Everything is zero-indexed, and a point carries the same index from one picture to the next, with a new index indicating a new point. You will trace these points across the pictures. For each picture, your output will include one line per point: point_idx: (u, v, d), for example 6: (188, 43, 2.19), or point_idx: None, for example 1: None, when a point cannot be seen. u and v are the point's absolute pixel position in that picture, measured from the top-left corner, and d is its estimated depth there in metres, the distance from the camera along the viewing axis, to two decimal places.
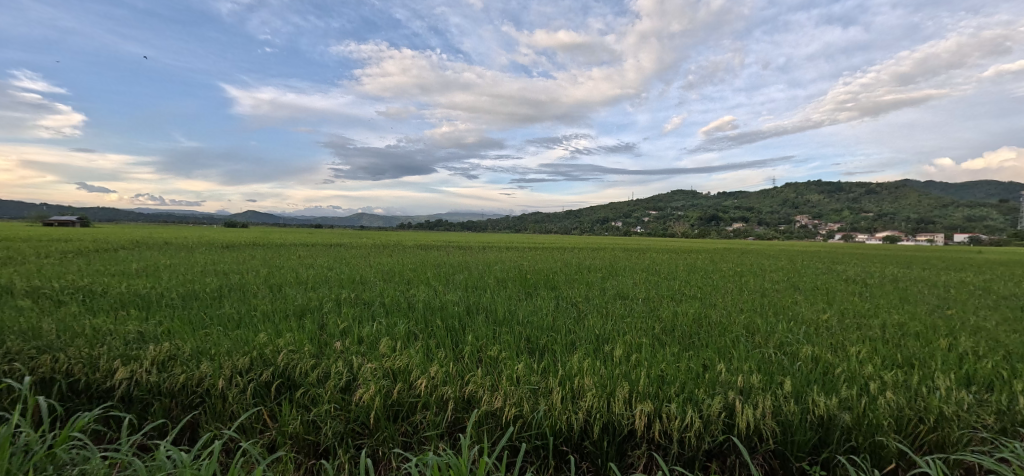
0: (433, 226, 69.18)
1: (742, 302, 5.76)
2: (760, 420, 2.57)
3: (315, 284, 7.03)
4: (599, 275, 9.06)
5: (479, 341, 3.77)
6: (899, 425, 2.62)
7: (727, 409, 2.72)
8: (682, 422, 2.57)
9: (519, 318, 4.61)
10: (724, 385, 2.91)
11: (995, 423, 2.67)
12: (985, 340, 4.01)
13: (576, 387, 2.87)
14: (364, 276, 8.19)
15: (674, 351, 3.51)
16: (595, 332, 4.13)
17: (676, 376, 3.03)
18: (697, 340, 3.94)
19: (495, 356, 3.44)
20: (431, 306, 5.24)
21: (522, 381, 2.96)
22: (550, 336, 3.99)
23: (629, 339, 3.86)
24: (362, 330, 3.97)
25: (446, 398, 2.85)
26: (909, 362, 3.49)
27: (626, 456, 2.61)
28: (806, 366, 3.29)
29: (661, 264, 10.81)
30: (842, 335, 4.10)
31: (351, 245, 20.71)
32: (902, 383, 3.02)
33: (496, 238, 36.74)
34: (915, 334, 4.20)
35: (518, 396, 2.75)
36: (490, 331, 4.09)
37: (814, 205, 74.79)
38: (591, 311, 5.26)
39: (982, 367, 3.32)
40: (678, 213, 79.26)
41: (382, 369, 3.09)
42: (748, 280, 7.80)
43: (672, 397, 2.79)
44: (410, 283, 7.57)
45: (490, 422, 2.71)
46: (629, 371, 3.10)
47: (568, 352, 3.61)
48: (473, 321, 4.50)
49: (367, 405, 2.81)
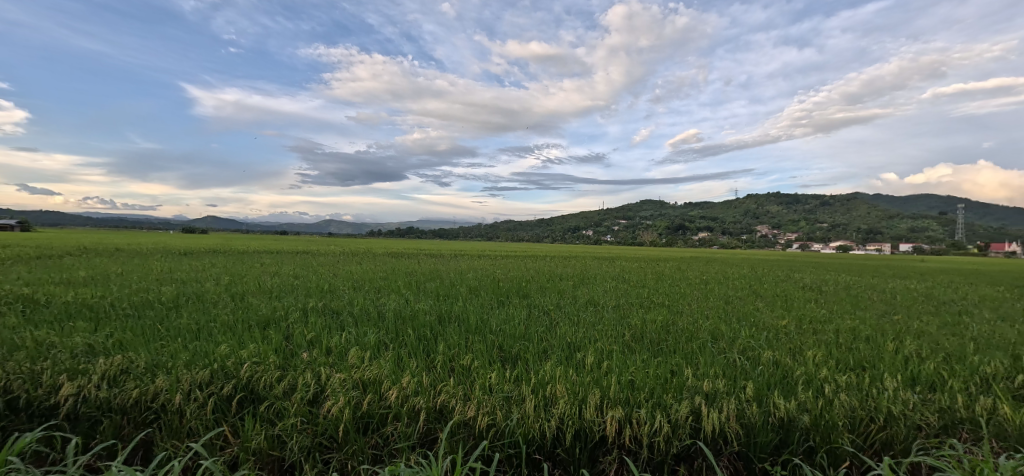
0: (402, 234, 68.63)
1: (708, 309, 5.96)
2: (725, 424, 2.71)
3: (279, 293, 6.89)
4: (571, 283, 9.21)
5: (451, 351, 3.81)
6: (853, 425, 2.81)
7: (694, 413, 2.85)
8: (651, 427, 2.68)
9: (492, 327, 4.67)
10: (690, 390, 3.05)
11: (937, 421, 2.88)
12: (927, 343, 4.30)
13: (548, 395, 2.96)
14: (333, 284, 8.07)
15: (643, 358, 3.64)
16: (567, 340, 4.22)
17: (645, 382, 3.16)
18: (665, 346, 4.10)
19: (467, 365, 3.49)
20: (402, 315, 5.23)
21: (495, 389, 3.02)
22: (522, 344, 4.06)
23: (599, 346, 3.98)
24: (330, 340, 3.94)
25: (418, 409, 2.88)
26: (860, 365, 3.72)
27: (598, 463, 2.68)
28: (767, 370, 3.47)
29: (629, 272, 11.13)
30: (800, 340, 4.34)
31: (318, 253, 20.49)
32: (854, 385, 3.23)
33: (465, 245, 36.98)
34: (865, 339, 4.47)
35: (491, 405, 2.82)
36: (463, 340, 4.14)
37: (774, 216, 78.01)
38: (561, 319, 5.37)
39: (926, 368, 3.58)
40: (645, 223, 81.27)
41: (352, 381, 3.09)
42: (713, 288, 8.07)
43: (642, 402, 2.92)
44: (380, 292, 7.51)
45: (463, 432, 2.76)
46: (600, 378, 3.20)
47: (540, 360, 3.69)
48: (445, 330, 4.54)
49: (336, 418, 2.81)
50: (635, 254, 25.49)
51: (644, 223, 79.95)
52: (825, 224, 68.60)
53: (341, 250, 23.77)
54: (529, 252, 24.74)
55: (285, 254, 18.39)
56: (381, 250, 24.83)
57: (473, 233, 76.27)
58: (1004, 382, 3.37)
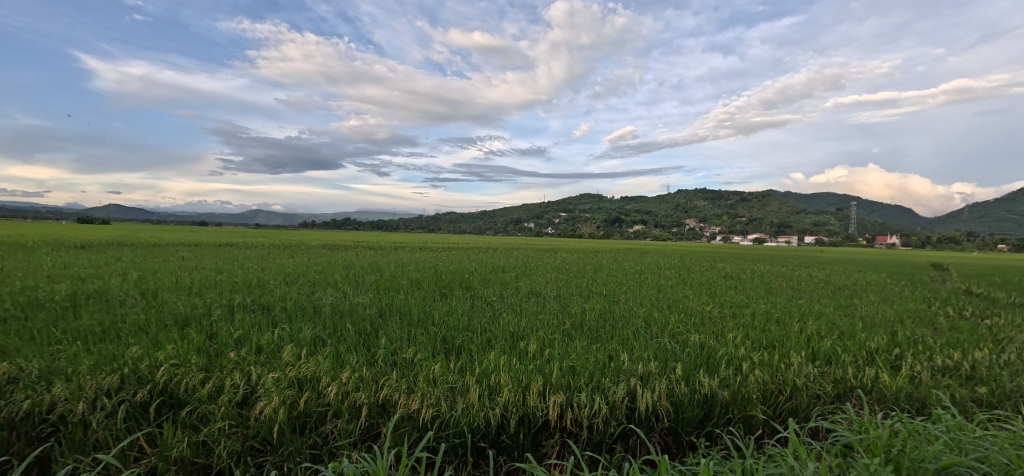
0: (335, 226, 66.04)
1: (640, 298, 6.40)
2: (657, 403, 3.00)
3: (200, 289, 6.51)
4: (513, 274, 9.46)
5: (393, 344, 3.87)
6: (766, 397, 3.22)
7: (630, 394, 3.13)
8: (591, 410, 2.92)
9: (434, 319, 4.76)
10: (626, 373, 3.33)
11: (833, 391, 3.37)
12: (826, 323, 4.94)
13: (493, 384, 3.12)
14: (262, 279, 7.73)
15: (583, 345, 3.91)
16: (510, 329, 4.41)
17: (585, 368, 3.41)
18: (603, 333, 4.41)
19: (410, 358, 3.58)
20: (340, 309, 5.18)
21: (440, 381, 3.14)
22: (465, 336, 4.19)
23: (542, 335, 4.20)
24: (260, 338, 3.87)
25: (359, 404, 2.92)
26: (772, 344, 4.23)
27: (541, 446, 2.89)
28: (694, 352, 3.86)
29: (568, 264, 11.56)
30: (721, 324, 4.82)
31: (244, 245, 19.35)
32: (767, 362, 3.69)
33: (403, 237, 36.40)
34: (775, 321, 5.04)
35: (435, 397, 2.93)
36: (405, 333, 4.20)
37: (699, 210, 83.32)
38: (504, 309, 5.56)
39: (824, 345, 4.13)
40: (582, 215, 83.77)
41: (287, 380, 3.09)
42: (646, 277, 8.63)
43: (582, 386, 3.15)
44: (316, 286, 7.32)
45: (407, 425, 2.85)
46: (543, 366, 3.42)
47: (484, 350, 3.85)
48: (387, 323, 4.57)
49: (269, 419, 2.77)
50: (573, 245, 26.34)
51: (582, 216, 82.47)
52: (743, 217, 74.23)
53: (271, 242, 22.57)
54: (470, 244, 24.79)
55: (206, 247, 17.24)
56: (316, 242, 23.80)
57: (411, 225, 74.76)
58: (885, 354, 3.97)
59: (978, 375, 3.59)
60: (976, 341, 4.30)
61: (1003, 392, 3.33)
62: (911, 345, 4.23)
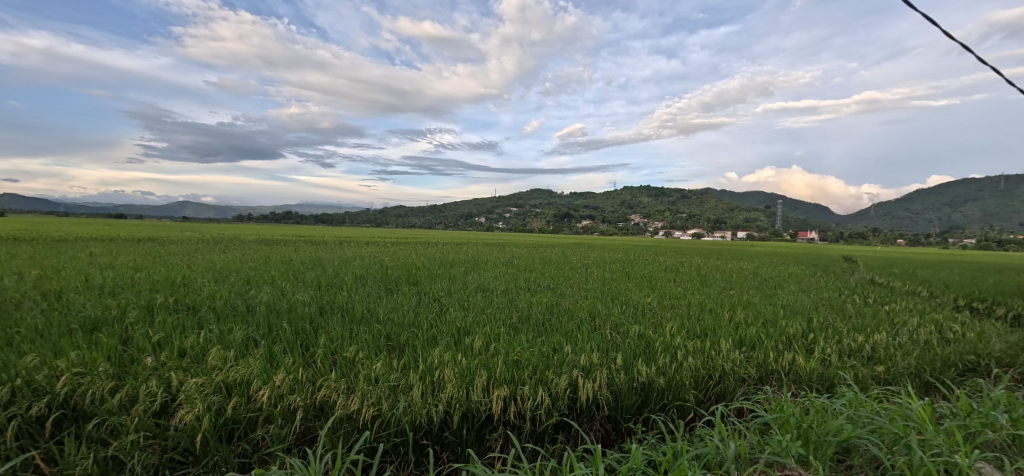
0: (274, 219, 63.03)
1: (585, 291, 6.71)
2: (598, 393, 3.24)
3: (114, 289, 6.11)
4: (461, 270, 9.54)
5: (333, 343, 3.88)
6: (699, 384, 3.55)
7: (572, 385, 3.35)
8: (534, 401, 3.10)
9: (378, 316, 4.78)
10: (570, 365, 3.55)
11: (757, 373, 3.77)
12: (752, 311, 5.44)
13: (437, 380, 3.22)
14: (187, 277, 7.35)
15: (529, 339, 4.10)
16: (457, 325, 4.54)
17: (530, 361, 3.59)
18: (548, 326, 4.63)
19: (351, 357, 3.61)
20: (276, 308, 5.08)
21: (381, 379, 3.20)
22: (411, 333, 4.27)
23: (488, 330, 4.35)
24: (184, 341, 3.74)
25: (294, 407, 2.93)
26: (704, 331, 4.61)
27: (485, 440, 3.05)
28: (634, 342, 4.16)
29: (517, 258, 11.79)
30: (659, 314, 5.19)
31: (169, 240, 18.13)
32: (700, 349, 4.04)
33: (348, 232, 35.38)
34: (709, 310, 5.49)
35: (377, 396, 2.99)
36: (347, 331, 4.21)
37: (643, 206, 86.71)
38: (451, 305, 5.67)
39: (749, 332, 4.57)
40: (530, 209, 84.78)
41: (213, 384, 3.04)
42: (591, 271, 9.00)
43: (526, 379, 3.33)
44: (251, 283, 7.07)
45: (346, 426, 2.91)
46: (488, 360, 3.56)
47: (430, 346, 3.95)
48: (328, 322, 4.54)
49: (191, 428, 2.73)
50: (523, 240, 26.71)
51: (531, 210, 83.57)
52: (683, 213, 78.02)
53: (201, 237, 21.27)
54: (419, 239, 24.53)
55: (126, 242, 16.04)
56: (254, 237, 22.67)
57: (356, 218, 72.61)
58: (800, 339, 4.46)
59: (877, 356, 4.13)
60: (877, 325, 4.91)
61: (896, 370, 3.86)
62: (822, 330, 4.77)
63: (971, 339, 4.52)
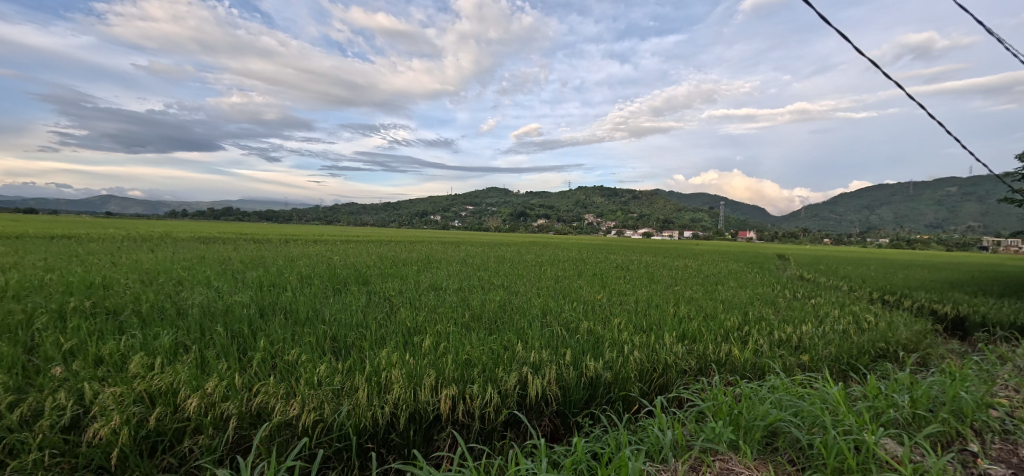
0: (212, 215, 59.64)
1: (537, 289, 6.90)
2: (547, 389, 3.40)
3: (22, 292, 5.66)
4: (414, 268, 9.50)
5: (273, 346, 3.82)
6: (644, 377, 3.82)
7: (521, 382, 3.49)
8: (482, 400, 3.21)
9: (324, 317, 4.74)
10: (520, 362, 3.69)
11: (697, 365, 4.08)
12: (694, 307, 5.81)
13: (383, 380, 3.26)
14: (109, 277, 6.91)
15: (480, 337, 4.22)
16: (409, 325, 4.58)
17: (479, 360, 3.69)
18: (500, 324, 4.77)
19: (293, 360, 3.57)
20: (211, 310, 4.90)
21: (324, 383, 3.21)
22: (358, 334, 4.27)
23: (439, 330, 4.43)
24: (101, 348, 3.57)
25: (227, 416, 2.89)
26: (650, 326, 4.91)
27: (433, 441, 3.14)
28: (583, 338, 4.38)
29: (472, 256, 11.88)
30: (609, 310, 5.46)
31: (95, 238, 16.88)
32: (646, 343, 4.30)
33: (296, 229, 34.10)
34: (654, 305, 5.82)
35: (318, 401, 3.00)
36: (288, 333, 4.15)
37: (594, 206, 88.99)
38: (402, 304, 5.67)
39: (691, 325, 4.90)
40: (484, 208, 84.87)
41: (133, 394, 2.93)
42: (545, 269, 9.22)
43: (475, 378, 3.43)
44: (183, 284, 6.74)
45: (285, 433, 2.90)
46: (437, 360, 3.63)
47: (377, 347, 3.96)
48: (269, 324, 4.46)
49: (107, 442, 2.64)
50: (479, 240, 26.66)
51: (485, 208, 83.76)
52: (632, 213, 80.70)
53: (131, 234, 19.85)
54: (372, 238, 23.93)
55: (42, 241, 14.78)
56: (191, 235, 21.40)
57: (303, 215, 69.86)
58: (736, 332, 4.83)
59: (802, 345, 4.56)
60: (804, 317, 5.40)
61: (819, 358, 4.28)
62: (756, 322, 5.19)
63: (882, 328, 5.07)
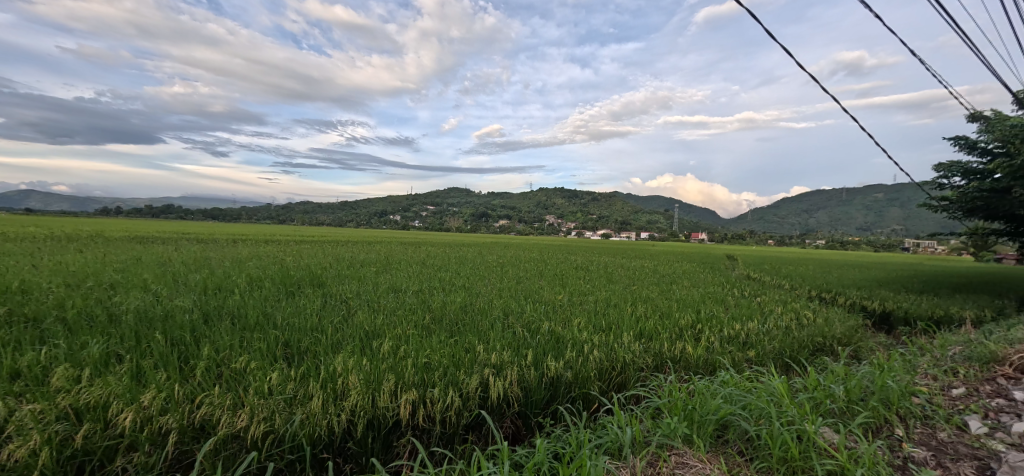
0: (150, 213, 56.07)
1: (498, 289, 6.97)
2: (509, 391, 3.48)
3: None
4: (372, 270, 9.34)
5: (219, 354, 3.69)
6: (604, 375, 3.98)
7: (483, 384, 3.54)
8: (443, 403, 3.24)
9: (276, 322, 4.61)
10: (482, 365, 3.74)
11: (654, 362, 4.28)
12: (650, 306, 6.06)
13: (340, 387, 3.22)
14: (30, 282, 6.39)
15: (441, 340, 4.25)
16: (368, 329, 4.54)
17: (440, 363, 3.71)
18: (462, 326, 4.81)
19: (241, 368, 3.46)
20: (149, 316, 4.66)
21: (275, 392, 3.14)
22: (313, 339, 4.19)
23: (398, 333, 4.42)
24: (19, 359, 3.33)
25: (166, 430, 2.78)
26: (609, 325, 5.09)
27: (392, 447, 3.14)
28: (544, 338, 4.49)
29: (432, 257, 11.81)
30: (569, 310, 5.61)
31: (16, 238, 15.57)
32: (605, 342, 4.47)
33: (244, 229, 32.69)
34: (612, 305, 6.03)
35: (269, 411, 2.93)
36: (236, 340, 4.02)
37: (552, 206, 90.22)
38: (360, 307, 5.59)
39: (647, 324, 5.11)
40: (442, 207, 84.32)
41: (57, 411, 2.78)
42: (506, 270, 9.32)
43: (436, 382, 3.45)
44: (115, 288, 6.34)
45: (233, 446, 2.82)
46: (396, 364, 3.62)
47: (333, 352, 3.90)
48: (215, 329, 4.30)
49: (26, 464, 2.50)
50: (438, 240, 26.55)
51: (443, 208, 83.16)
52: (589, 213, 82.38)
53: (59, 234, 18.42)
54: (326, 238, 23.26)
55: None
56: (129, 235, 20.07)
57: (250, 213, 66.93)
58: (689, 329, 5.09)
59: (749, 341, 4.86)
60: (750, 315, 5.75)
61: (764, 353, 4.59)
62: (707, 320, 5.49)
63: (820, 324, 5.49)
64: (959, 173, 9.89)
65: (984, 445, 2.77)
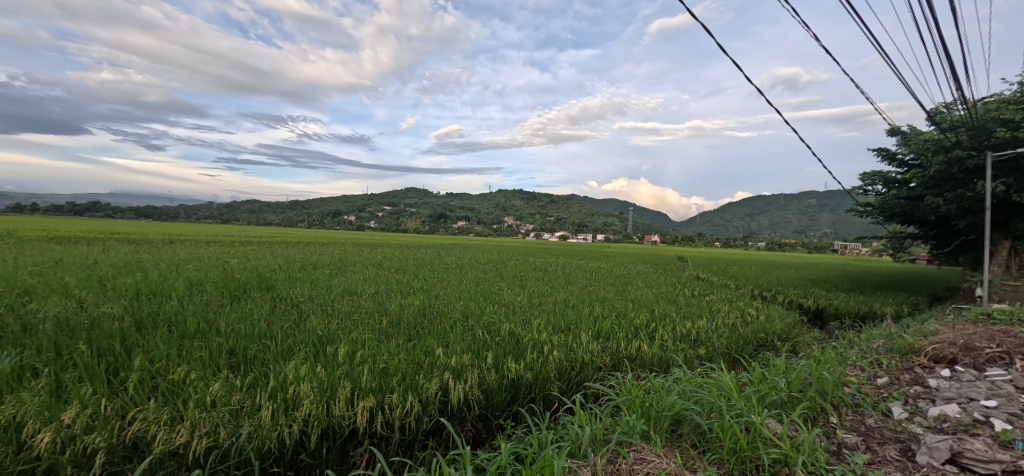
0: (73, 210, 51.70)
1: (458, 291, 6.98)
2: (469, 394, 3.51)
3: None
4: (325, 272, 9.08)
5: (156, 365, 3.49)
6: (563, 376, 4.09)
7: (443, 388, 3.54)
8: (403, 410, 3.22)
9: (220, 328, 4.41)
10: (442, 368, 3.74)
11: (611, 361, 4.44)
12: (606, 306, 6.26)
13: (291, 396, 3.14)
14: None
15: (400, 344, 4.21)
16: (323, 335, 4.44)
17: (399, 368, 3.68)
18: (420, 329, 4.78)
19: (180, 379, 3.29)
20: (72, 325, 4.32)
21: (220, 404, 3.00)
22: (261, 346, 4.04)
23: (355, 337, 4.34)
24: None
25: (92, 450, 2.63)
26: (568, 326, 5.23)
27: (348, 457, 3.10)
28: (505, 340, 4.55)
29: (390, 258, 11.62)
30: (528, 312, 5.70)
31: None
32: (564, 342, 4.59)
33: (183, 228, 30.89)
34: (571, 306, 6.19)
35: (212, 424, 2.81)
36: (173, 348, 3.81)
37: (507, 207, 90.69)
38: (313, 311, 5.44)
39: (604, 324, 5.29)
40: (395, 207, 82.90)
41: None
42: (465, 271, 9.33)
43: (394, 387, 3.42)
44: (32, 294, 5.82)
45: (172, 463, 2.70)
46: (353, 370, 3.56)
47: (284, 359, 3.78)
48: (151, 338, 4.06)
49: None
50: (394, 241, 26.27)
51: (397, 208, 81.74)
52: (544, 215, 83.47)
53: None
54: (274, 238, 22.53)
55: None
56: (50, 234, 18.44)
57: (188, 211, 63.04)
58: (644, 328, 5.32)
59: (700, 338, 5.14)
60: (700, 313, 6.08)
61: (713, 350, 4.88)
62: (660, 319, 5.75)
63: (763, 321, 5.89)
64: (881, 182, 10.84)
65: (906, 429, 3.10)
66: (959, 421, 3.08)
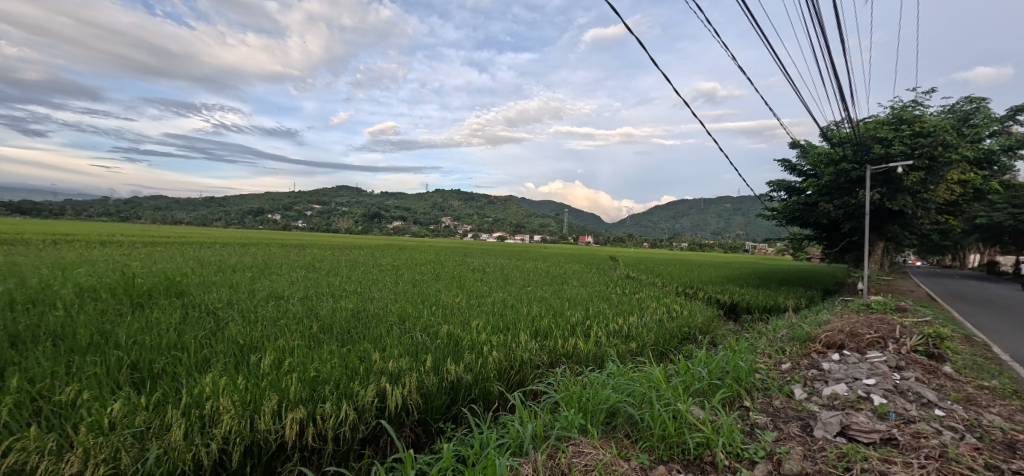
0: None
1: (394, 294, 6.87)
2: (407, 398, 3.51)
3: None
4: (248, 275, 8.55)
5: (38, 385, 3.13)
6: (504, 376, 4.20)
7: (379, 394, 3.51)
8: (336, 419, 3.14)
9: (119, 341, 4.02)
10: (378, 374, 3.69)
11: (548, 359, 4.61)
12: (542, 305, 6.46)
13: (209, 411, 2.96)
14: None
15: (331, 350, 4.09)
16: (247, 344, 4.21)
17: (331, 375, 3.59)
18: (354, 334, 4.67)
19: (69, 400, 2.99)
20: None
21: (120, 426, 2.76)
22: (170, 358, 3.75)
23: (283, 345, 4.16)
24: None
25: None
26: (506, 326, 5.34)
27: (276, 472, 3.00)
28: (443, 343, 4.57)
29: (320, 260, 11.15)
30: (466, 313, 5.75)
31: None
32: (502, 342, 4.69)
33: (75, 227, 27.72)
34: (509, 306, 6.32)
35: (112, 447, 2.59)
36: (59, 365, 3.43)
37: (441, 207, 89.80)
38: (232, 319, 5.11)
39: (540, 323, 5.46)
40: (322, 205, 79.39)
41: None
42: (402, 273, 9.18)
43: (327, 396, 3.34)
44: None
45: None
46: (279, 380, 3.42)
47: (200, 372, 3.55)
48: (33, 354, 3.62)
49: None
50: (323, 241, 25.31)
51: (324, 207, 78.23)
52: None
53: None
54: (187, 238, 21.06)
55: None
56: None
57: (79, 207, 56.31)
58: (580, 326, 5.56)
59: (631, 333, 5.47)
60: (631, 310, 6.45)
61: (643, 344, 5.22)
62: (594, 316, 6.03)
63: (686, 316, 6.37)
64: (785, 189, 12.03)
65: (805, 407, 3.54)
66: (846, 399, 3.55)
